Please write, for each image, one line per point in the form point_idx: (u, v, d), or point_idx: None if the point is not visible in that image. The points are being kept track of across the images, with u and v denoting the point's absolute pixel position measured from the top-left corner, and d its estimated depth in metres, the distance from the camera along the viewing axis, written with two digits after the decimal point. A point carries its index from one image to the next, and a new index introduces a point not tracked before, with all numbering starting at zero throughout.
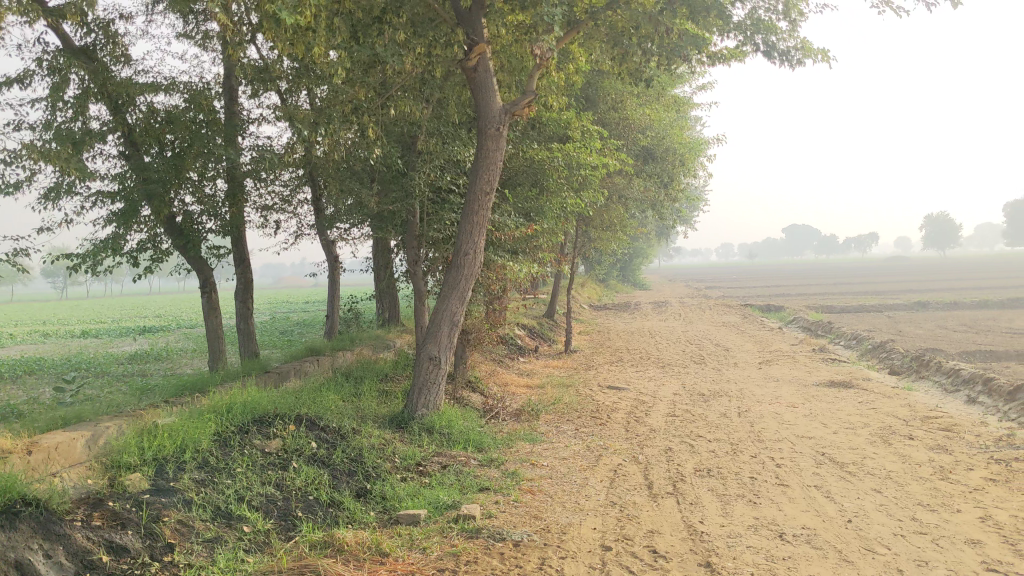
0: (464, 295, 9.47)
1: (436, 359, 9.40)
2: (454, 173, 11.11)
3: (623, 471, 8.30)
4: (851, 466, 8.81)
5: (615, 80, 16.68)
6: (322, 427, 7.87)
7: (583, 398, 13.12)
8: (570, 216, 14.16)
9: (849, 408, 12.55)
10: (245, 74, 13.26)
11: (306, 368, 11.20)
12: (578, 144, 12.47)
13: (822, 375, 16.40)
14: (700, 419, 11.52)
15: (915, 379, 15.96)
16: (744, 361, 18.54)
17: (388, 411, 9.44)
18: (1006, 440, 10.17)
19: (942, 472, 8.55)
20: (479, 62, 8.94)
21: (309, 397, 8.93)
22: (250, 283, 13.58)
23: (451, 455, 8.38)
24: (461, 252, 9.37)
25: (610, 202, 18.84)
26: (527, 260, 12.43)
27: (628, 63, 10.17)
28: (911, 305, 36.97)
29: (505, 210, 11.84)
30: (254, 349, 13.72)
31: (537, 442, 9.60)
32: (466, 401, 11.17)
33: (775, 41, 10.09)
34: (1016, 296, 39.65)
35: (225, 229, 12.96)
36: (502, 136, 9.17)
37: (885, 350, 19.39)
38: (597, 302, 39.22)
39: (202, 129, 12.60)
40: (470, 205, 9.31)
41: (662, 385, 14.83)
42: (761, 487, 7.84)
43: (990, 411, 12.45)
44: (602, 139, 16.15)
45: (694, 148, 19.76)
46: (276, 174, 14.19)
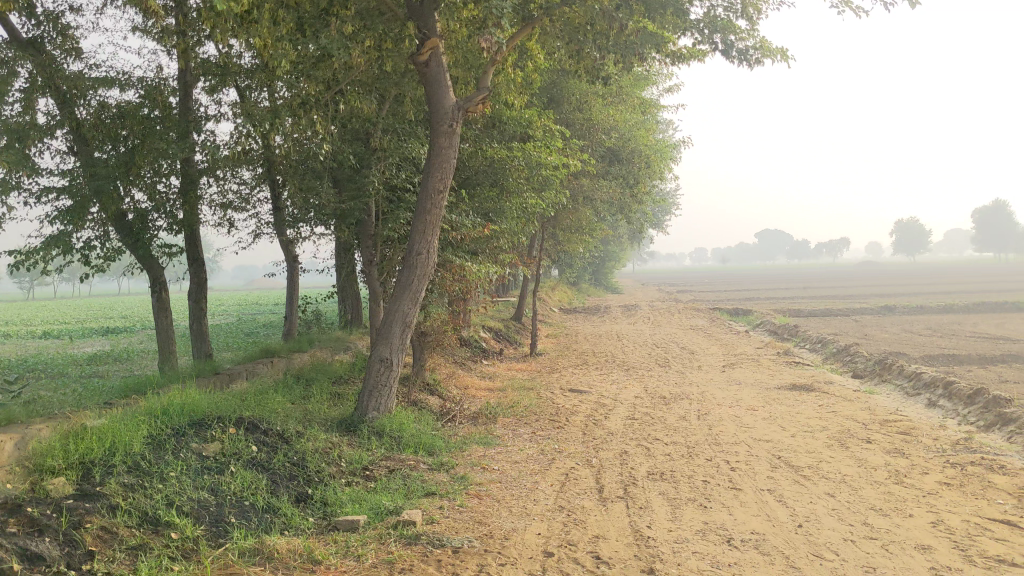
0: (417, 297, 9.27)
1: (387, 361, 9.20)
2: (409, 172, 10.93)
3: (575, 475, 8.14)
4: (806, 470, 8.72)
5: (579, 80, 16.56)
6: (265, 430, 7.66)
7: (543, 400, 12.96)
8: (533, 216, 14.01)
9: (809, 411, 12.49)
10: (201, 70, 13.01)
11: (257, 369, 10.95)
12: (539, 143, 12.35)
13: (785, 378, 16.37)
14: (659, 422, 11.39)
15: (877, 383, 15.97)
16: (709, 364, 18.48)
17: (338, 414, 9.21)
18: (964, 444, 10.14)
19: (896, 476, 8.48)
20: (431, 56, 8.78)
21: (254, 400, 8.70)
22: (204, 283, 13.32)
23: (399, 459, 8.18)
24: (413, 251, 9.18)
25: (575, 203, 18.64)
26: (487, 260, 12.25)
27: (585, 60, 10.04)
28: (879, 310, 37.24)
29: (463, 210, 11.66)
30: (208, 351, 13.45)
31: (491, 446, 9.42)
32: (422, 404, 10.98)
33: (733, 41, 10.01)
34: (980, 300, 40.41)
35: (178, 228, 12.69)
36: (455, 133, 9.02)
37: (849, 354, 19.41)
38: (566, 305, 39.09)
39: (155, 124, 12.34)
40: (422, 203, 9.14)
41: (624, 388, 14.71)
42: (713, 491, 7.71)
43: (949, 415, 12.45)
44: (565, 140, 16.03)
45: (660, 149, 19.64)
46: (233, 172, 13.95)
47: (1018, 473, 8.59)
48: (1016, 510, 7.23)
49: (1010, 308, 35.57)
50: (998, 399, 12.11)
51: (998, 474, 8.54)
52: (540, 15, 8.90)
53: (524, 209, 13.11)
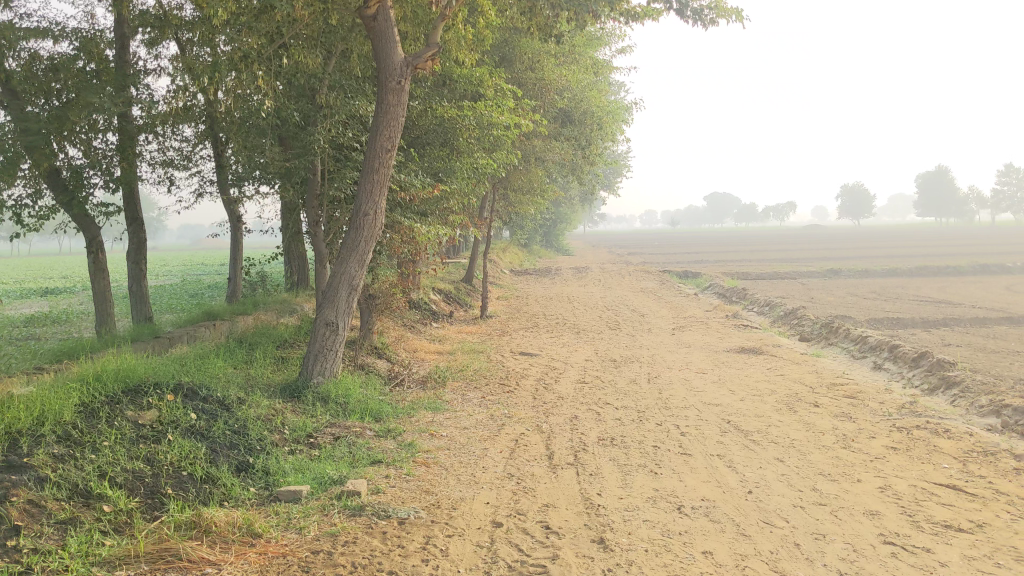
0: (364, 259, 9.03)
1: (332, 325, 8.97)
2: (356, 130, 10.62)
3: (525, 441, 8.03)
4: (756, 434, 8.71)
5: (531, 39, 16.24)
6: (204, 397, 7.39)
7: (493, 364, 12.82)
8: (484, 177, 13.75)
9: (758, 374, 12.55)
10: (138, 22, 12.47)
11: (199, 333, 10.66)
12: (490, 102, 11.93)
13: (733, 341, 16.43)
14: (609, 386, 11.34)
15: (823, 346, 16.13)
16: (659, 327, 18.48)
17: (282, 379, 8.98)
18: (908, 407, 10.24)
19: (843, 440, 8.51)
20: (379, 10, 8.46)
21: (194, 365, 8.43)
22: (143, 244, 12.90)
23: (345, 426, 7.98)
24: (360, 212, 8.92)
25: (526, 165, 18.39)
26: (437, 222, 12.01)
27: (537, 17, 9.77)
28: (825, 272, 37.77)
29: (412, 170, 11.37)
30: (148, 314, 13.07)
31: (439, 411, 9.26)
32: (369, 368, 10.78)
33: (688, 0, 9.82)
34: (922, 264, 41.27)
35: (115, 186, 12.23)
36: (403, 90, 8.75)
37: (796, 317, 19.57)
38: (516, 266, 38.96)
39: (90, 78, 11.81)
40: (370, 163, 8.86)
41: (575, 351, 14.65)
42: (663, 456, 7.65)
43: (894, 378, 12.60)
44: (517, 99, 15.74)
45: (612, 111, 19.45)
46: (173, 129, 13.47)
47: (961, 437, 8.69)
48: (962, 474, 7.28)
49: (950, 272, 36.35)
50: (942, 363, 12.27)
51: (943, 438, 8.62)
52: None
53: (475, 169, 12.84)
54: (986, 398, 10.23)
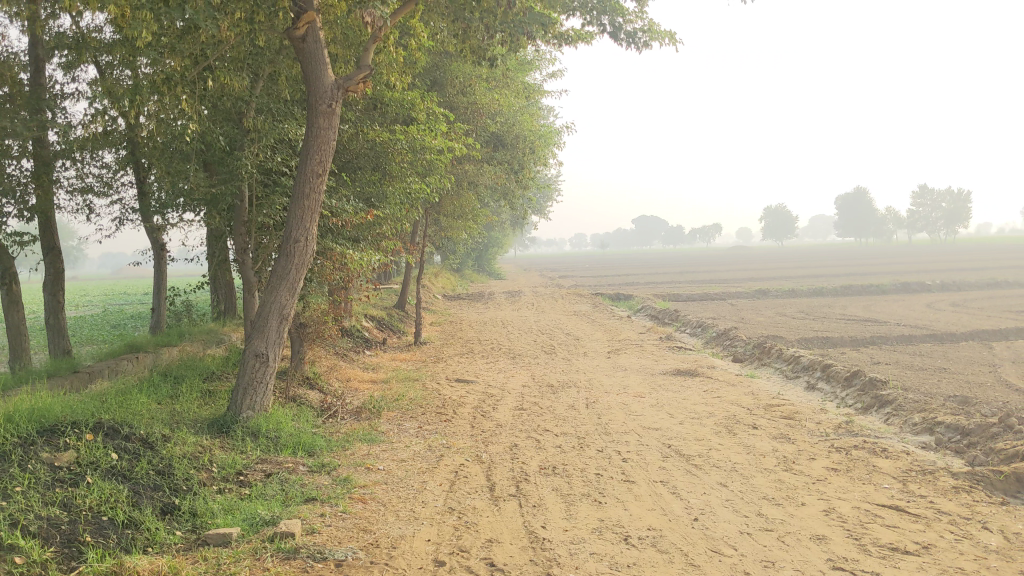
0: (295, 287, 8.72)
1: (262, 356, 8.62)
2: (285, 155, 10.34)
3: (464, 472, 7.80)
4: (697, 458, 8.63)
5: (462, 63, 16.10)
6: (126, 436, 7.01)
7: (429, 392, 12.54)
8: (417, 202, 13.53)
9: (695, 397, 12.52)
10: (56, 45, 12.00)
11: (120, 367, 10.21)
12: (423, 127, 11.73)
13: (669, 364, 16.43)
14: (547, 412, 11.18)
15: (757, 366, 16.25)
16: (594, 351, 18.39)
17: (209, 413, 8.60)
18: (845, 427, 10.29)
19: (785, 462, 8.48)
20: (308, 31, 8.24)
21: (115, 402, 8.01)
22: (61, 274, 12.34)
23: (276, 462, 7.65)
24: (290, 238, 8.62)
25: (458, 189, 18.24)
26: (369, 247, 11.73)
27: (470, 40, 9.64)
28: (754, 293, 38.31)
29: (344, 195, 11.13)
30: (67, 347, 12.47)
31: (375, 443, 8.97)
32: (301, 399, 10.43)
33: (621, 23, 9.82)
34: (846, 284, 42.20)
35: (30, 215, 11.69)
36: (334, 113, 8.51)
37: (729, 338, 19.71)
38: (450, 291, 38.63)
39: (4, 103, 11.29)
40: (300, 188, 8.58)
41: (511, 377, 14.44)
42: (606, 485, 7.50)
43: (828, 397, 12.70)
44: (448, 123, 15.58)
45: (543, 135, 19.46)
46: (93, 154, 12.97)
47: (899, 456, 8.72)
48: (903, 494, 7.28)
49: (873, 291, 37.24)
50: (874, 382, 12.42)
51: (882, 458, 8.64)
52: None
53: (408, 195, 12.62)
54: (920, 416, 10.34)
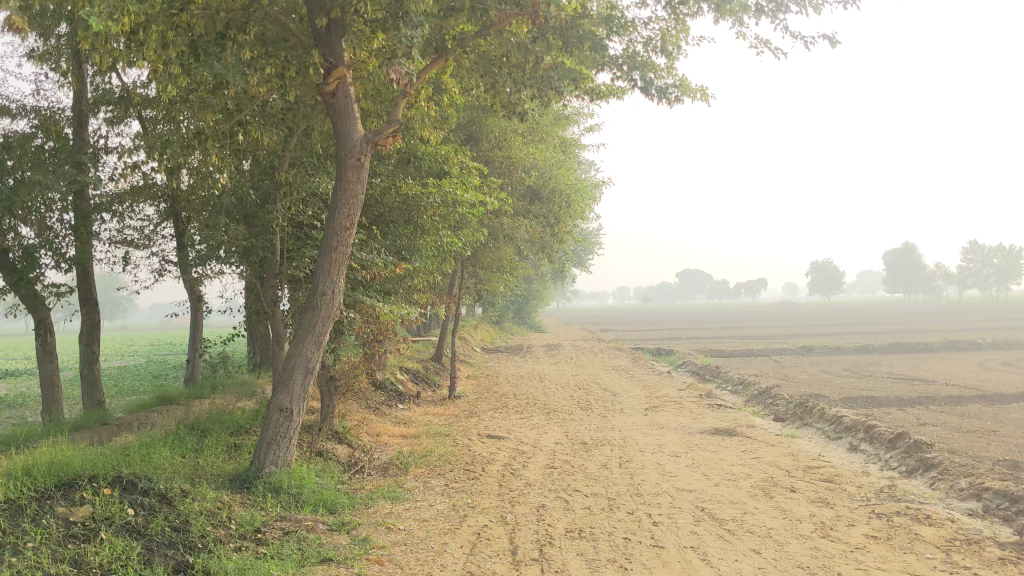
0: (321, 341, 8.66)
1: (287, 411, 8.54)
2: (317, 208, 10.37)
3: (487, 534, 7.59)
4: (730, 523, 8.32)
5: (498, 117, 16.18)
6: (144, 490, 6.93)
7: (459, 449, 12.36)
8: (450, 255, 13.50)
9: (732, 457, 12.18)
10: (100, 101, 12.25)
11: (150, 419, 10.21)
12: (455, 180, 11.74)
13: (706, 422, 16.07)
14: (578, 471, 10.93)
15: (798, 426, 15.81)
16: (630, 407, 18.09)
17: (233, 468, 8.51)
18: (887, 492, 9.91)
19: (822, 529, 8.14)
20: (338, 87, 8.29)
21: (138, 455, 7.96)
22: (97, 325, 12.45)
23: (296, 519, 7.52)
24: (316, 292, 8.58)
25: (493, 242, 18.22)
26: (400, 301, 11.69)
27: (500, 94, 9.68)
28: (798, 350, 37.63)
29: (374, 249, 11.13)
30: (100, 398, 12.50)
31: (399, 501, 8.81)
32: (328, 454, 10.32)
33: (652, 78, 9.76)
34: (894, 341, 41.34)
35: (69, 267, 11.85)
36: (363, 167, 8.52)
37: (770, 396, 19.28)
38: (489, 344, 38.52)
39: (48, 156, 11.51)
40: (328, 241, 8.56)
41: (544, 433, 14.21)
42: (633, 550, 7.25)
43: (871, 459, 12.28)
44: (483, 177, 15.62)
45: (580, 189, 19.45)
46: (134, 207, 13.15)
47: (943, 524, 8.34)
48: (946, 565, 6.93)
49: (921, 349, 36.36)
50: (919, 444, 11.98)
51: (925, 525, 8.27)
52: (455, 45, 8.49)
53: (441, 248, 12.59)
54: (966, 481, 9.93)
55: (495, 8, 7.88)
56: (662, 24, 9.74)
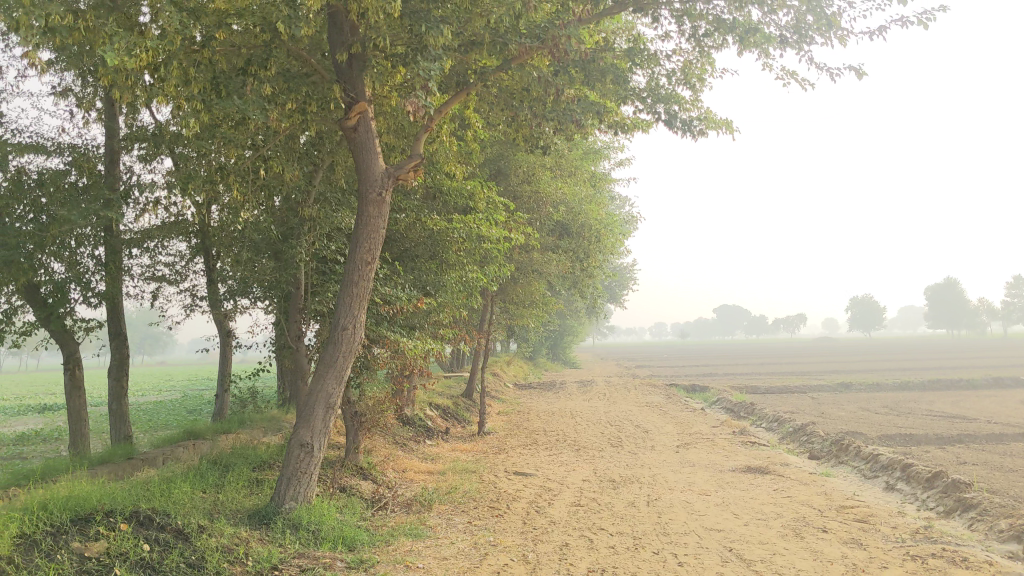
0: (343, 375, 8.61)
1: (308, 447, 8.49)
2: (341, 243, 10.42)
3: (507, 573, 7.44)
4: (758, 564, 8.10)
5: (527, 152, 16.18)
6: (161, 526, 6.89)
7: (485, 486, 12.23)
8: (476, 290, 13.45)
9: (763, 496, 11.91)
10: (133, 138, 12.46)
11: (174, 454, 10.21)
12: (481, 215, 11.72)
13: (739, 460, 15.77)
14: (604, 509, 10.74)
15: (833, 464, 15.46)
16: (662, 444, 17.82)
17: (253, 504, 8.46)
18: (923, 533, 9.61)
19: (853, 571, 7.89)
20: (360, 122, 8.35)
21: (158, 490, 7.94)
22: (126, 360, 12.55)
23: (314, 557, 7.43)
24: (338, 326, 8.56)
25: (522, 277, 18.17)
26: (425, 335, 11.66)
27: (523, 128, 9.70)
28: (836, 386, 36.99)
29: (399, 283, 11.12)
30: (128, 433, 12.55)
31: (420, 538, 8.69)
32: (351, 490, 10.24)
33: (677, 111, 9.70)
34: (935, 377, 40.56)
35: (99, 301, 11.98)
36: (384, 202, 8.53)
37: (805, 434, 18.91)
38: (521, 380, 38.33)
39: (80, 192, 11.69)
40: (349, 276, 8.56)
41: (572, 470, 14.03)
42: None
43: (908, 499, 11.95)
44: (511, 212, 15.60)
45: (610, 224, 19.37)
46: (165, 242, 13.31)
47: (981, 567, 8.04)
48: None
49: (963, 386, 35.60)
50: (957, 484, 11.64)
51: (961, 568, 7.99)
52: (476, 79, 8.52)
53: (467, 282, 12.57)
54: (1006, 522, 9.61)
55: (515, 42, 7.91)
56: (686, 57, 9.71)
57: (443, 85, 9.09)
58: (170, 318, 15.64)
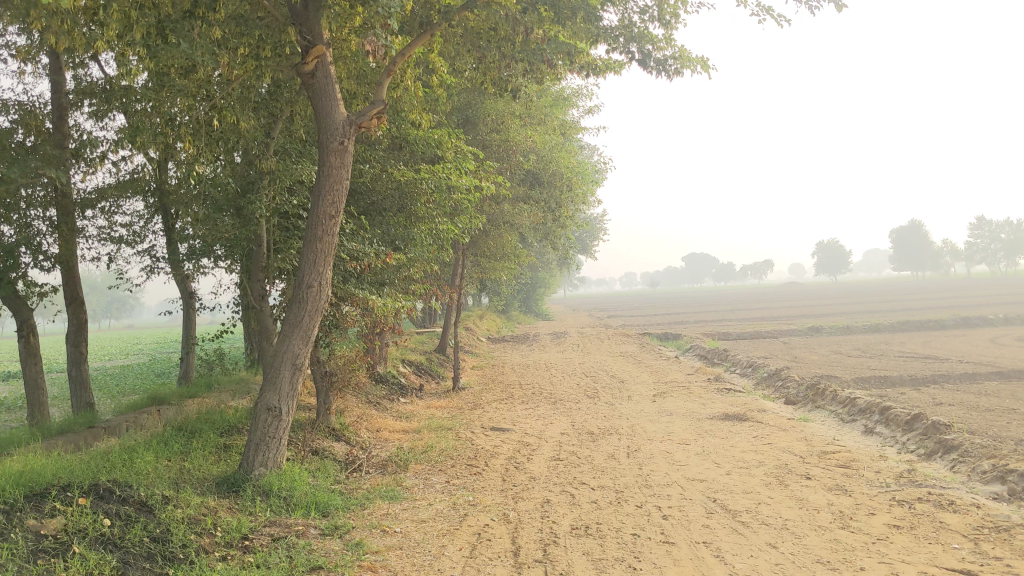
0: (309, 335, 8.26)
1: (275, 410, 8.15)
2: (302, 197, 10.04)
3: (488, 535, 7.18)
4: (744, 515, 7.91)
5: (495, 100, 15.75)
6: (121, 498, 6.54)
7: (461, 443, 11.96)
8: (447, 243, 13.07)
9: (743, 444, 11.75)
10: (81, 93, 11.87)
11: (137, 421, 9.85)
12: (450, 165, 11.32)
13: (717, 407, 15.64)
14: (584, 462, 10.52)
15: (810, 409, 15.37)
16: (638, 394, 17.68)
17: (220, 471, 8.13)
18: (907, 477, 9.49)
19: (840, 519, 7.72)
20: (317, 66, 7.93)
21: (119, 461, 7.59)
22: (84, 324, 12.08)
23: (286, 524, 7.13)
24: (303, 284, 8.18)
25: (493, 229, 17.80)
26: (395, 292, 11.31)
27: (490, 70, 9.29)
28: (807, 330, 37.15)
29: (366, 238, 10.72)
30: (90, 400, 12.15)
31: (396, 501, 8.41)
32: (324, 452, 9.94)
33: (651, 49, 9.32)
34: (904, 318, 40.89)
35: (53, 265, 11.49)
36: (346, 151, 8.12)
37: (780, 379, 18.84)
38: (495, 334, 38.10)
39: (27, 151, 11.14)
40: (312, 231, 8.16)
41: (550, 424, 13.80)
42: (642, 547, 6.82)
43: (888, 443, 11.84)
44: (480, 161, 15.19)
45: (581, 172, 19.04)
46: (120, 202, 12.79)
47: (969, 510, 7.90)
48: (976, 556, 6.50)
49: (932, 326, 35.88)
50: (937, 425, 11.54)
51: (949, 512, 7.84)
52: (440, 20, 8.09)
53: (437, 236, 12.17)
54: (989, 463, 9.50)
55: None
56: None
57: (406, 26, 8.62)
58: (130, 281, 15.13)
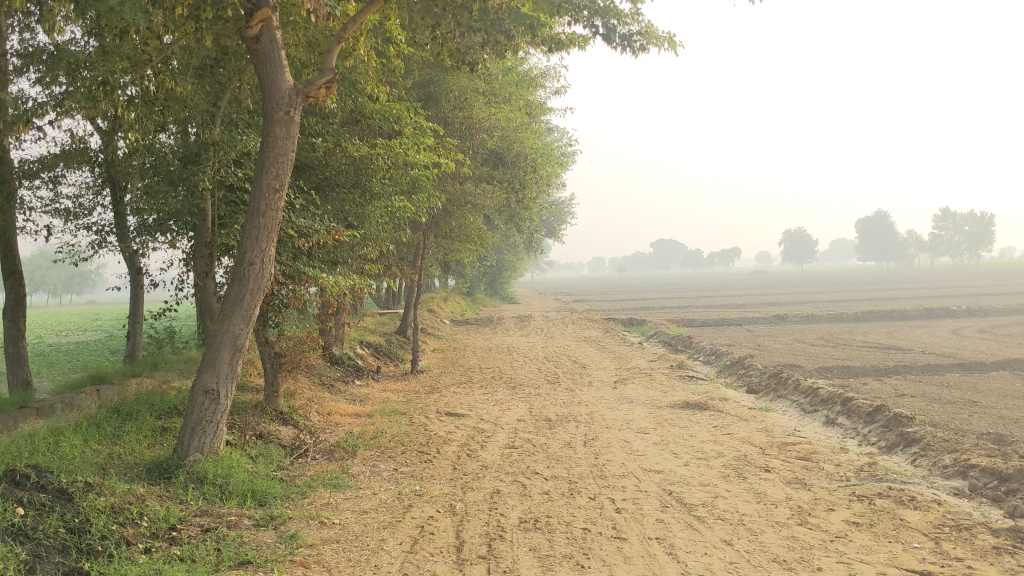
0: (250, 315, 7.84)
1: (213, 393, 7.74)
2: (248, 169, 9.59)
3: (431, 528, 6.85)
4: (700, 509, 7.64)
5: (458, 76, 15.37)
6: (39, 486, 6.10)
7: (414, 428, 11.62)
8: (404, 222, 12.70)
9: (703, 434, 11.52)
10: (21, 58, 11.31)
11: (72, 401, 9.40)
12: (407, 141, 10.92)
13: (677, 395, 15.41)
14: (538, 451, 10.22)
15: (772, 399, 15.18)
16: (599, 380, 17.42)
17: (153, 456, 7.71)
18: (868, 471, 9.28)
19: (799, 514, 7.47)
20: (263, 31, 7.49)
21: (43, 445, 7.14)
22: (23, 300, 11.51)
23: (218, 514, 6.74)
24: (244, 261, 7.75)
25: (455, 210, 17.41)
26: (348, 271, 10.84)
27: (448, 41, 8.89)
28: (771, 317, 37.19)
29: (316, 215, 10.30)
30: (26, 377, 11.62)
31: (340, 489, 8.05)
32: (269, 436, 9.54)
33: (616, 25, 8.97)
34: (868, 307, 41.14)
35: None
36: (292, 122, 7.70)
37: (743, 367, 18.68)
38: (459, 315, 37.82)
39: None
40: (254, 204, 7.73)
41: (507, 410, 13.49)
42: (592, 543, 6.52)
43: (849, 434, 11.66)
44: (441, 139, 14.82)
45: (545, 153, 18.73)
46: (64, 172, 12.25)
47: (930, 507, 7.69)
48: (936, 557, 6.28)
49: (896, 316, 36.00)
50: (899, 418, 11.36)
51: (909, 509, 7.62)
52: None
53: (393, 214, 11.77)
54: (951, 457, 9.32)
55: None
56: None
57: None
58: (76, 255, 14.57)
